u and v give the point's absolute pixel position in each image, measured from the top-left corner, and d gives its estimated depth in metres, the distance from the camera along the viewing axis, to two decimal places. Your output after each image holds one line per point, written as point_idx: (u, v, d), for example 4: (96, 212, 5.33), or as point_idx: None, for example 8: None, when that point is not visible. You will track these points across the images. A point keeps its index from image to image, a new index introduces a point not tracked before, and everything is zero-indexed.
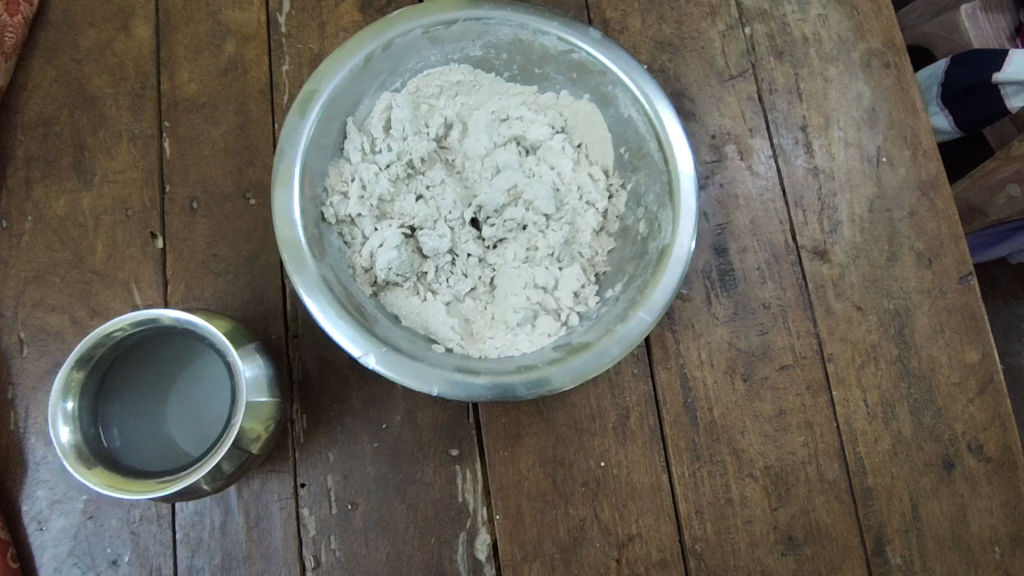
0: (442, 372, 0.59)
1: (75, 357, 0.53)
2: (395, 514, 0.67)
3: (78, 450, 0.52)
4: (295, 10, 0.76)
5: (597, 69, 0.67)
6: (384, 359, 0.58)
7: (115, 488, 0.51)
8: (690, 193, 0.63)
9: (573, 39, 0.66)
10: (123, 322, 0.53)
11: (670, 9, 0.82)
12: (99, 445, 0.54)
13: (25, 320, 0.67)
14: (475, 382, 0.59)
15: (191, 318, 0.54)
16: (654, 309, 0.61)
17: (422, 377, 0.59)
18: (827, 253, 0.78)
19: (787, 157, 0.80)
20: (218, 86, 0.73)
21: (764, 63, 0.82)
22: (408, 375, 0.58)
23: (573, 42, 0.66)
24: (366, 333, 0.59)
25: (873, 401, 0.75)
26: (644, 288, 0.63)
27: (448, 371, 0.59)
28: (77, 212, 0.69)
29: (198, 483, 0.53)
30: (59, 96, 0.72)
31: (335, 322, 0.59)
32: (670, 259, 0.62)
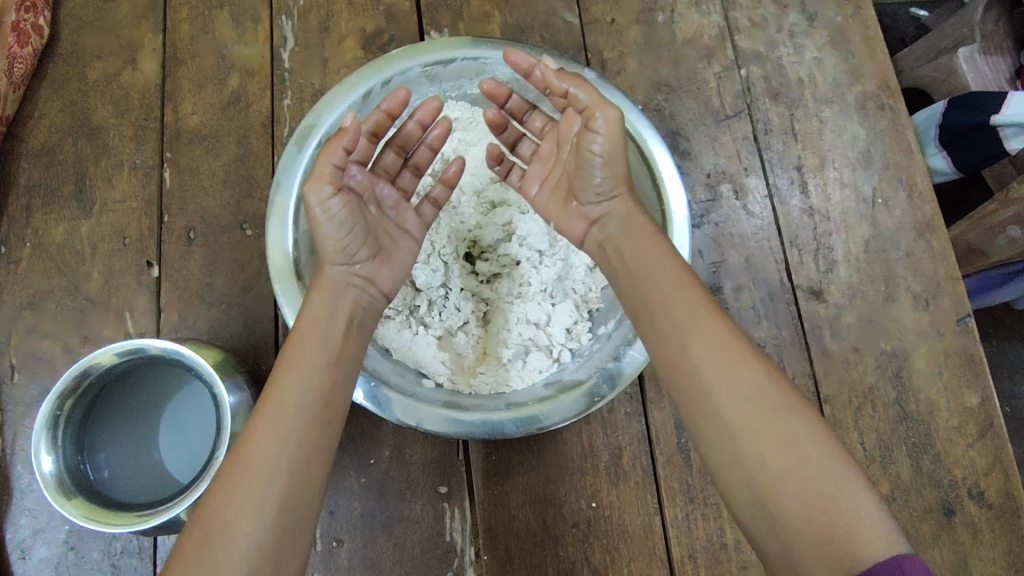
0: (429, 407, 0.59)
1: (62, 387, 0.52)
2: (381, 552, 0.66)
3: (60, 480, 0.52)
4: (298, 47, 0.77)
5: None
6: (371, 394, 0.59)
7: (95, 521, 0.50)
8: (685, 238, 0.64)
9: None
10: (111, 351, 0.53)
11: (667, 51, 0.84)
12: (82, 476, 0.54)
13: (18, 346, 0.67)
14: (464, 419, 0.59)
15: (179, 349, 0.54)
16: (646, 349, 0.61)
17: (412, 413, 0.59)
18: (822, 293, 0.77)
19: (783, 196, 0.80)
20: (221, 119, 0.74)
21: (760, 104, 0.83)
22: (396, 410, 0.59)
23: None
24: None
25: (871, 444, 0.74)
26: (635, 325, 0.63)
27: (436, 407, 0.59)
28: (75, 239, 0.70)
29: (178, 517, 0.51)
30: (63, 126, 0.73)
31: None
32: None
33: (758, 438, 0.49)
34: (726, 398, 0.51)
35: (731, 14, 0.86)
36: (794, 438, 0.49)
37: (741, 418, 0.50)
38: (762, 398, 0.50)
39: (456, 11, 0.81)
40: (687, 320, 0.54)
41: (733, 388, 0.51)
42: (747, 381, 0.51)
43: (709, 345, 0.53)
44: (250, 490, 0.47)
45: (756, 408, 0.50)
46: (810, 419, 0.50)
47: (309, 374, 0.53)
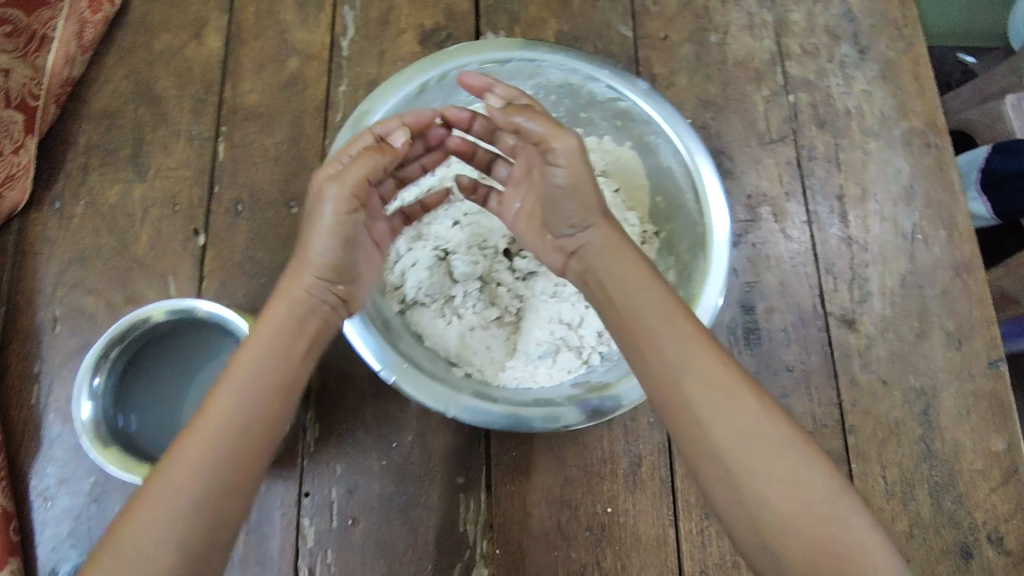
0: (458, 395, 0.60)
1: (110, 337, 0.54)
2: (394, 536, 0.66)
3: (96, 428, 0.53)
4: (358, 37, 0.79)
5: (641, 118, 0.69)
6: (403, 376, 0.60)
7: (126, 468, 0.51)
8: (723, 253, 0.63)
9: (621, 87, 0.67)
10: (160, 308, 0.55)
11: (717, 71, 0.85)
12: (115, 427, 0.55)
13: (63, 299, 0.69)
14: (492, 409, 0.59)
15: (226, 312, 0.56)
16: None
17: (441, 399, 0.59)
18: (854, 323, 0.77)
19: (822, 224, 0.80)
20: (277, 99, 0.76)
21: (806, 130, 0.84)
22: (426, 394, 0.59)
23: (620, 90, 0.68)
24: (389, 347, 0.61)
25: (892, 478, 0.73)
26: None
27: (465, 396, 0.60)
28: (128, 202, 0.72)
29: None
30: (126, 92, 0.75)
31: (361, 334, 0.60)
32: (698, 308, 0.63)
33: (758, 471, 0.48)
34: (723, 429, 0.49)
35: (783, 40, 0.87)
36: (794, 474, 0.47)
37: (739, 450, 0.48)
38: (759, 428, 0.49)
39: (514, 15, 0.83)
40: (680, 347, 0.53)
41: (731, 418, 0.49)
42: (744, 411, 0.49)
43: (704, 372, 0.51)
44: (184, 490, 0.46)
45: (755, 437, 0.49)
46: (807, 452, 0.49)
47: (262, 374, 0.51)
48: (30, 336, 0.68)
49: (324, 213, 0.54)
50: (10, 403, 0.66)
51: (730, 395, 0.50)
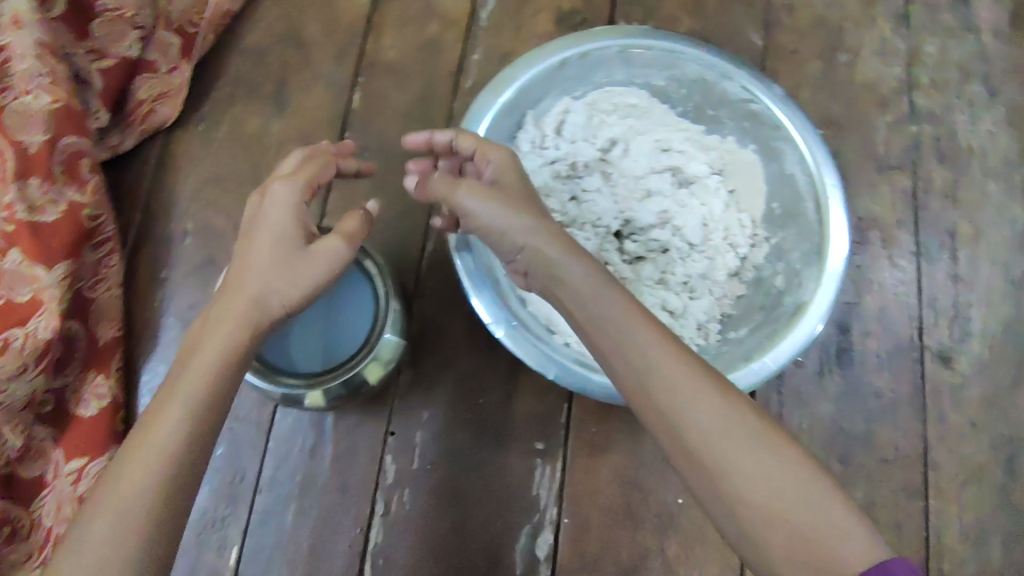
0: (562, 359, 0.61)
1: None
2: (469, 488, 0.68)
3: None
4: (497, 10, 0.82)
5: (771, 123, 0.69)
6: (510, 334, 0.61)
7: None
8: (838, 262, 0.64)
9: (757, 90, 0.68)
10: None
11: (843, 91, 0.84)
12: None
13: (196, 214, 0.73)
14: (594, 377, 0.60)
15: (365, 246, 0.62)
16: (780, 358, 0.62)
17: (544, 360, 0.61)
18: (950, 361, 0.76)
19: (930, 257, 0.79)
20: (414, 58, 0.80)
21: (925, 162, 0.83)
22: (531, 354, 0.61)
23: (755, 92, 0.68)
24: (500, 304, 0.63)
25: (969, 522, 0.72)
26: (774, 335, 0.63)
27: (568, 360, 0.61)
28: (266, 134, 0.76)
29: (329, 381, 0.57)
30: (277, 32, 0.79)
31: (476, 287, 0.63)
32: (806, 315, 0.63)
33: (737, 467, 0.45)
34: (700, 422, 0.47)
35: (914, 70, 0.86)
36: (772, 472, 0.45)
37: (716, 444, 0.46)
38: (735, 425, 0.47)
39: (649, 9, 0.84)
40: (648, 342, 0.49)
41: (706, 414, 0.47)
42: (723, 407, 0.47)
43: (678, 368, 0.48)
44: (147, 470, 0.43)
45: (731, 434, 0.46)
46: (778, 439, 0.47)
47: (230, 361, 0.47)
48: (162, 243, 0.72)
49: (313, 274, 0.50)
50: (135, 302, 0.71)
51: (704, 392, 0.48)
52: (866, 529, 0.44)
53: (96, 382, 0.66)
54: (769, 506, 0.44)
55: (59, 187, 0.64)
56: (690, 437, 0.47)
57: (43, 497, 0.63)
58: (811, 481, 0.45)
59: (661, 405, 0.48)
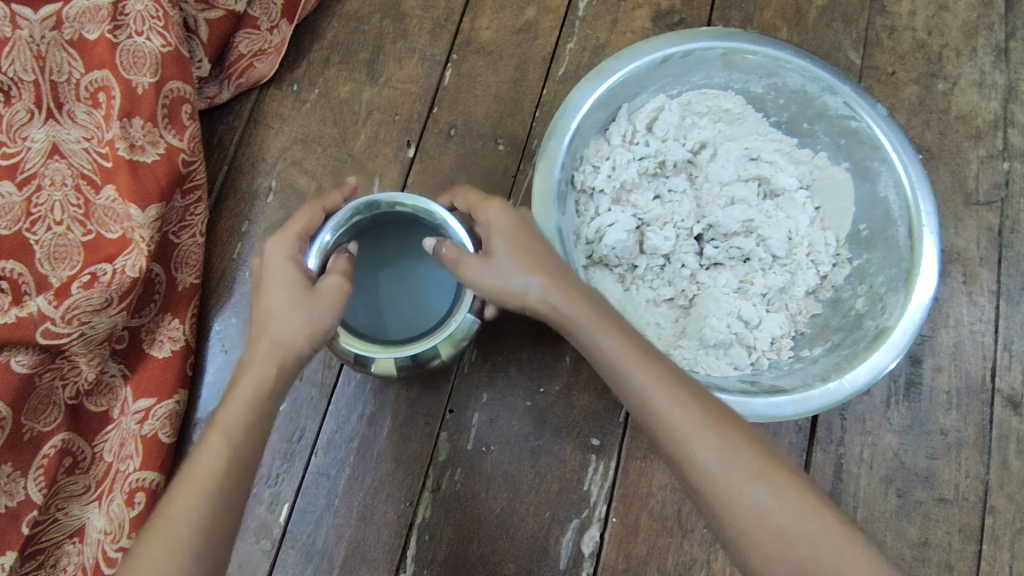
0: None
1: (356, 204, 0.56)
2: (521, 475, 0.68)
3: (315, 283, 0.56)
4: (596, 2, 0.81)
5: (870, 142, 0.68)
6: None
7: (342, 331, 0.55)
8: (926, 290, 0.63)
9: (860, 108, 0.67)
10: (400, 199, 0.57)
11: (937, 119, 0.83)
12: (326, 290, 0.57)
13: (281, 173, 0.74)
14: None
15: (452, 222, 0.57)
16: (857, 382, 0.61)
17: None
18: (1021, 406, 0.74)
19: (1011, 299, 0.77)
20: (509, 41, 0.79)
21: (1014, 201, 0.81)
22: None
23: (858, 109, 0.67)
24: None
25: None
26: (852, 358, 0.63)
27: None
28: (356, 101, 0.76)
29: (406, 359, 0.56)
30: (376, 1, 0.80)
31: None
32: (888, 341, 0.62)
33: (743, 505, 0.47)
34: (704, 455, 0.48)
35: (1012, 105, 0.84)
36: (778, 512, 0.46)
37: (721, 482, 0.47)
38: (739, 464, 0.48)
39: (748, 15, 0.83)
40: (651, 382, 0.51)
41: (711, 455, 0.48)
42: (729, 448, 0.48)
43: (680, 410, 0.50)
44: (203, 489, 0.48)
45: (737, 473, 0.47)
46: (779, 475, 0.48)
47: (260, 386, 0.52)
48: (245, 197, 0.73)
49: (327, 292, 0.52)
50: (213, 252, 0.72)
51: (711, 433, 0.49)
52: (877, 565, 0.44)
53: (171, 325, 0.67)
54: (777, 543, 0.45)
55: (160, 131, 0.66)
56: (696, 477, 0.48)
57: (107, 434, 0.64)
58: (812, 515, 0.46)
59: (668, 442, 0.50)
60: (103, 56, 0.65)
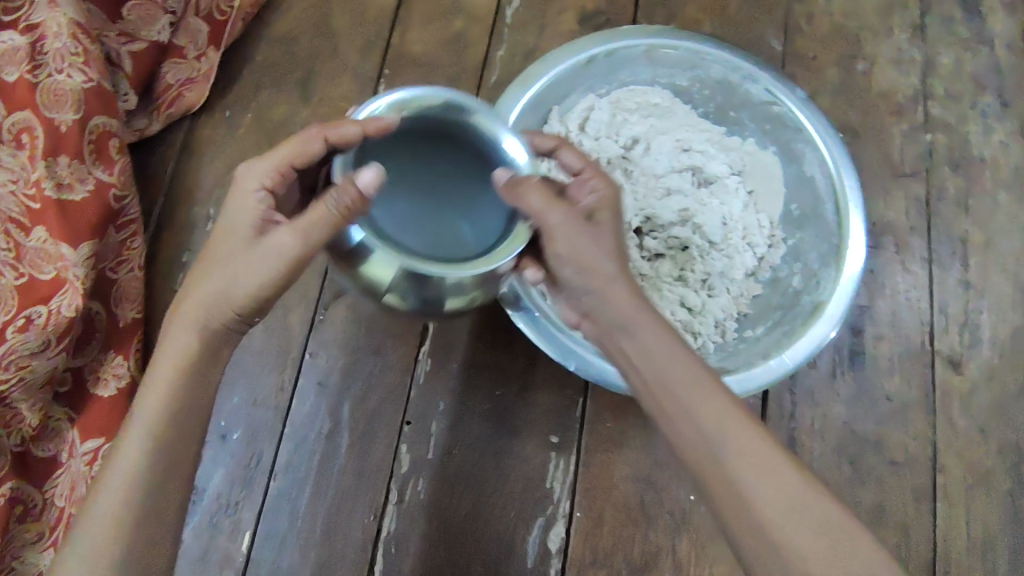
0: (585, 351, 0.62)
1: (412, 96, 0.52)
2: (483, 478, 0.68)
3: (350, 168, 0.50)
4: (523, 7, 0.83)
5: (793, 125, 0.71)
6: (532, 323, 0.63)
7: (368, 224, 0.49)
8: (857, 261, 0.66)
9: (780, 92, 0.70)
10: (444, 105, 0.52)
11: (860, 99, 0.86)
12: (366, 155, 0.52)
13: (219, 199, 0.73)
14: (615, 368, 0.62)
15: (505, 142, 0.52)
16: (798, 356, 0.63)
17: (565, 351, 0.62)
18: (960, 367, 0.77)
19: (942, 265, 0.80)
20: (440, 52, 0.80)
21: (940, 171, 0.84)
22: (554, 346, 0.62)
23: (778, 95, 0.70)
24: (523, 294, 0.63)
25: (976, 526, 0.73)
26: (791, 333, 0.66)
27: (590, 351, 0.62)
28: (290, 122, 0.76)
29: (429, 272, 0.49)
30: (304, 21, 0.80)
31: None
32: (824, 314, 0.65)
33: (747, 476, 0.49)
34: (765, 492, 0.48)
35: (929, 80, 0.87)
36: (781, 485, 0.48)
37: (784, 521, 0.47)
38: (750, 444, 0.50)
39: (671, 11, 0.85)
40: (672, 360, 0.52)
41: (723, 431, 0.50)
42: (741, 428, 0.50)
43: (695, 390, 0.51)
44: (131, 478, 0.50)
45: (747, 452, 0.49)
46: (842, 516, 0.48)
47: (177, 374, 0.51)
48: (184, 226, 0.73)
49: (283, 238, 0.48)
50: (155, 284, 0.71)
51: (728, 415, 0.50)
52: None
53: (115, 362, 0.66)
54: (778, 513, 0.48)
55: (87, 166, 0.65)
56: (703, 446, 0.50)
57: (57, 477, 0.63)
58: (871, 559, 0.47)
59: (727, 476, 0.49)
60: (23, 96, 0.64)
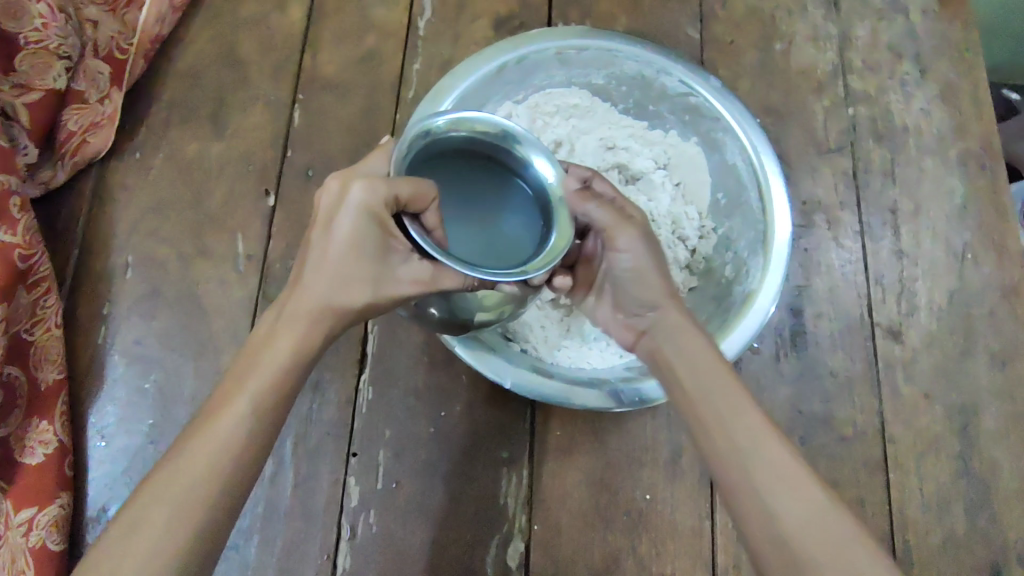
0: (518, 369, 0.62)
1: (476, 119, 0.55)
2: (436, 503, 0.67)
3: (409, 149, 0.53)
4: (435, 18, 0.81)
5: (710, 114, 0.70)
6: (463, 343, 0.62)
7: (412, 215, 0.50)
8: (784, 247, 0.65)
9: (694, 83, 0.69)
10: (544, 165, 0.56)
11: (780, 79, 0.86)
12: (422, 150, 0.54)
13: (136, 245, 0.71)
14: (547, 384, 0.62)
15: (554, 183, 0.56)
16: (731, 350, 0.63)
17: (497, 370, 0.61)
18: (900, 335, 0.78)
19: (874, 236, 0.81)
20: (353, 71, 0.78)
21: (864, 143, 0.85)
22: (486, 365, 0.61)
23: (692, 85, 0.69)
24: None
25: (930, 492, 0.73)
26: (724, 326, 0.64)
27: (523, 369, 0.62)
28: (204, 158, 0.74)
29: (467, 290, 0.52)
30: (211, 54, 0.78)
31: None
32: (755, 304, 0.64)
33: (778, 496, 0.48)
34: (770, 467, 0.49)
35: (847, 54, 0.88)
36: (817, 510, 0.47)
37: (783, 501, 0.48)
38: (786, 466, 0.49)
39: (585, 9, 0.85)
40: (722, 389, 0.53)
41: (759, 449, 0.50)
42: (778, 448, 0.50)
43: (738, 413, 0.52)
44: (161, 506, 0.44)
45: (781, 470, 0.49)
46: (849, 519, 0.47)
47: (259, 364, 0.49)
48: (102, 278, 0.70)
49: (341, 224, 0.48)
50: (77, 342, 0.69)
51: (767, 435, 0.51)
52: None
53: (40, 427, 0.63)
54: (810, 532, 0.46)
55: None
56: (720, 429, 0.52)
57: None
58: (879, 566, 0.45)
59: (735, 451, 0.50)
60: None
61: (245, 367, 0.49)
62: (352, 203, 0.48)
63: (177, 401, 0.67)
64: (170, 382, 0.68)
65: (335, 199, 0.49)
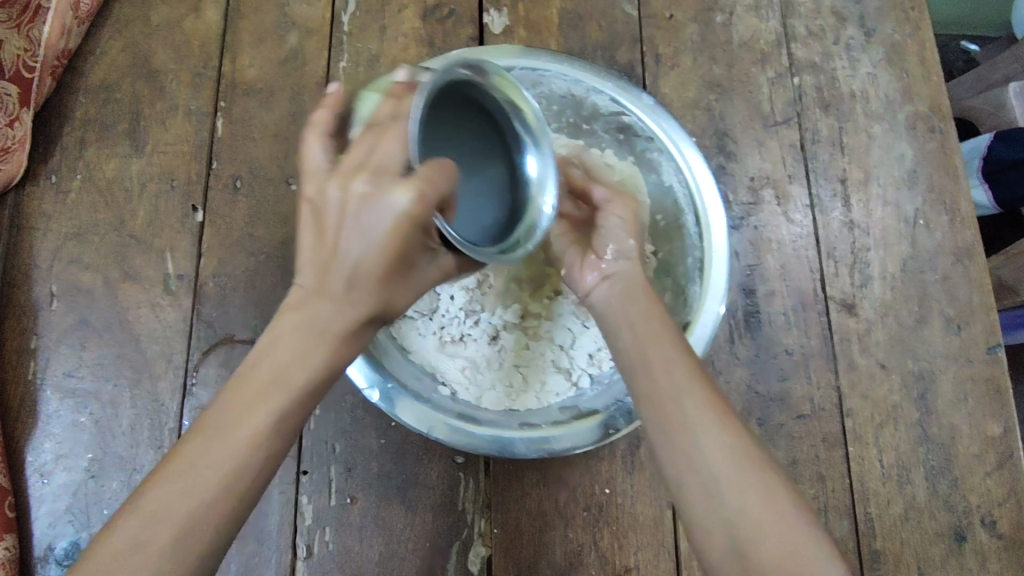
0: (443, 418, 0.61)
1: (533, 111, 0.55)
2: (392, 515, 0.66)
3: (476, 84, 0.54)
4: (359, 12, 0.78)
5: (645, 134, 0.69)
6: (387, 395, 0.61)
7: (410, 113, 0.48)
8: (721, 274, 0.64)
9: (626, 102, 0.68)
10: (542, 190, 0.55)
11: (722, 52, 0.84)
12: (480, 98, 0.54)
13: (59, 274, 0.68)
14: (475, 432, 0.61)
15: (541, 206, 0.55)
16: None
17: (424, 420, 0.61)
18: (855, 307, 0.77)
19: (824, 208, 0.80)
20: (277, 74, 0.75)
21: (810, 113, 0.83)
22: (411, 416, 0.61)
23: (624, 104, 0.68)
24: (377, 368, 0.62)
25: (889, 462, 0.73)
26: None
27: (450, 418, 0.61)
28: (126, 177, 0.71)
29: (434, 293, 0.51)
30: (124, 65, 0.74)
31: None
32: (693, 335, 0.63)
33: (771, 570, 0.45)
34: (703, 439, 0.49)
35: (789, 21, 0.86)
36: None
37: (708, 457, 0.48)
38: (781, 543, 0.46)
39: None
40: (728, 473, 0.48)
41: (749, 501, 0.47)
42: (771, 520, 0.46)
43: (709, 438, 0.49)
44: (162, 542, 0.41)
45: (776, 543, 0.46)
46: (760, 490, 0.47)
47: (287, 379, 0.45)
48: (27, 310, 0.67)
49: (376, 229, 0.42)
50: (6, 378, 0.66)
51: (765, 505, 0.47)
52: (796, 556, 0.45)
53: None
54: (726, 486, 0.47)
55: None
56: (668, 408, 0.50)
57: None
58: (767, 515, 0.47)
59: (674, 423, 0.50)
60: None
61: (270, 380, 0.45)
62: (388, 211, 0.42)
63: (117, 433, 0.65)
64: (107, 415, 0.65)
65: (371, 211, 0.42)
